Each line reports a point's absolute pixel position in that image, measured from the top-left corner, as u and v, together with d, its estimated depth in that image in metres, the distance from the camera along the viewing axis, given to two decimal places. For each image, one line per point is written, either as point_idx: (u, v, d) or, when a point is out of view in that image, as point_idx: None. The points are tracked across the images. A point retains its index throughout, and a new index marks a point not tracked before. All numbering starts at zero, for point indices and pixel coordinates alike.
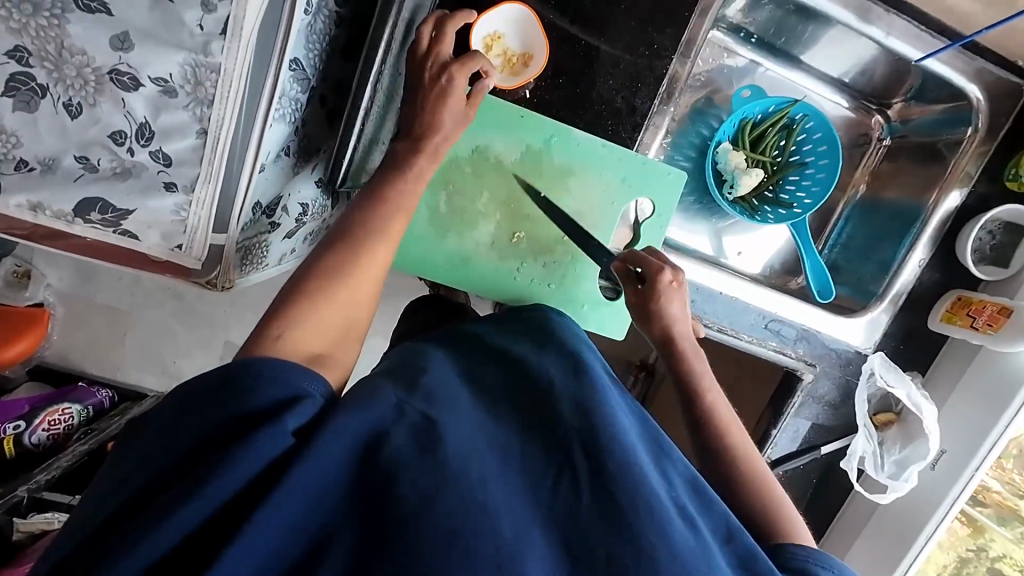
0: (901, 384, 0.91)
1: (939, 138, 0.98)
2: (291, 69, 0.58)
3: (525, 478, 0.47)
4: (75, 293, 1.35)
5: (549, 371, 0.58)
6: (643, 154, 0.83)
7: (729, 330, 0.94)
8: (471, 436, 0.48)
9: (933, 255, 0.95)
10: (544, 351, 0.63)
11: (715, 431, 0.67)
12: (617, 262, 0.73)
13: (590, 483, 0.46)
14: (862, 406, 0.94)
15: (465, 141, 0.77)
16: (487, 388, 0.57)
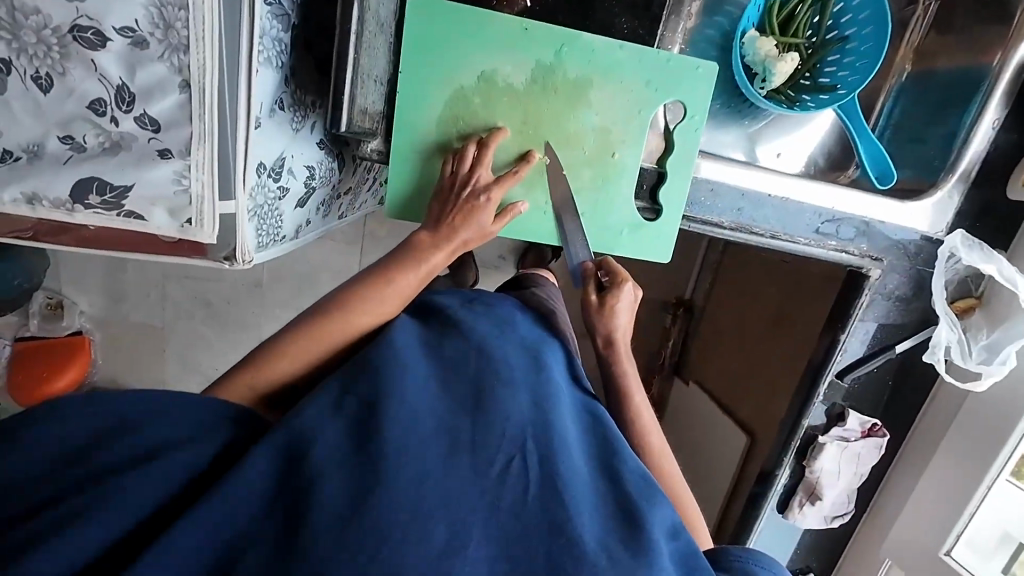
0: (988, 260, 0.82)
1: None
2: (266, 3, 0.51)
3: (472, 466, 0.44)
4: (107, 315, 1.35)
5: (510, 360, 0.57)
6: (666, 51, 0.75)
7: (783, 235, 0.86)
8: (419, 427, 0.46)
9: (1007, 114, 0.84)
10: (505, 336, 0.61)
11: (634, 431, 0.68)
12: (588, 262, 0.72)
13: (537, 475, 0.45)
14: (942, 293, 0.86)
15: (469, 69, 0.70)
16: (454, 372, 0.54)
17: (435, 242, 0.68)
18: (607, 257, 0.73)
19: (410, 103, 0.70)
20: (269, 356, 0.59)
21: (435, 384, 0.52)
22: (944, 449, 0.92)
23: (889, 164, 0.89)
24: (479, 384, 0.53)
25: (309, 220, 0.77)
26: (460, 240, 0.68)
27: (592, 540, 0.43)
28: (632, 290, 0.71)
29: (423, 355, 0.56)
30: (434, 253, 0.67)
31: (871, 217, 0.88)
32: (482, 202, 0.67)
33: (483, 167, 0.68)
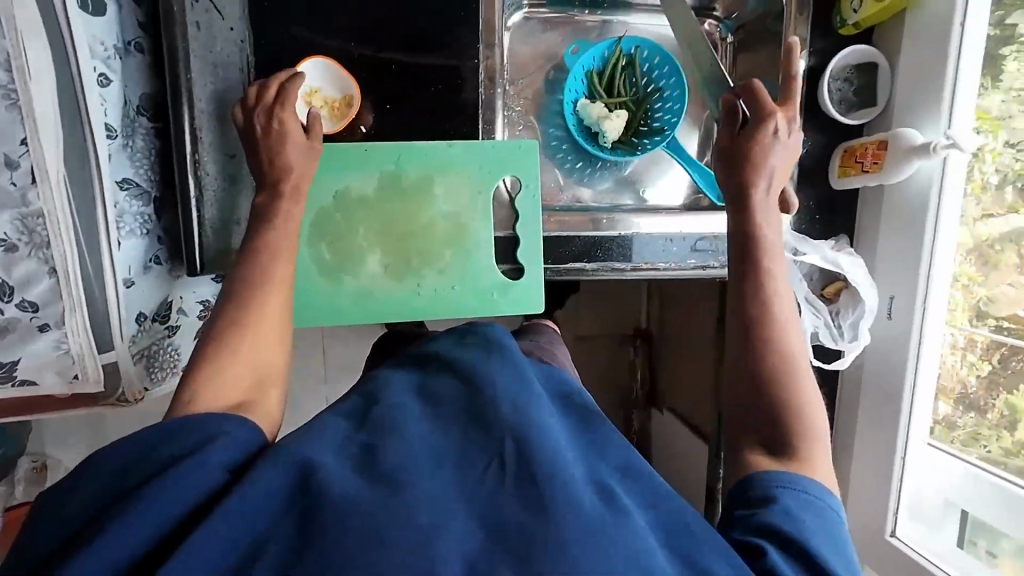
0: (813, 249, 0.90)
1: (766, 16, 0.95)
2: (122, 189, 0.65)
3: (458, 472, 0.47)
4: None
5: (494, 379, 0.56)
6: (492, 139, 0.87)
7: (643, 264, 0.91)
8: (411, 448, 0.48)
9: (808, 122, 0.95)
10: (490, 362, 0.59)
11: (778, 329, 0.66)
12: (729, 95, 0.82)
13: (518, 463, 0.47)
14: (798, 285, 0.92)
15: (325, 190, 0.82)
16: (455, 399, 0.55)
17: (275, 198, 0.70)
18: (750, 83, 0.80)
19: None
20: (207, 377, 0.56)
21: (428, 412, 0.54)
22: (863, 431, 0.94)
23: (723, 185, 1.00)
24: (475, 404, 0.53)
25: None
26: (290, 184, 0.71)
27: (577, 514, 0.43)
28: (780, 115, 0.78)
29: (415, 394, 0.56)
30: (280, 217, 0.69)
31: (718, 231, 0.95)
32: (279, 125, 0.70)
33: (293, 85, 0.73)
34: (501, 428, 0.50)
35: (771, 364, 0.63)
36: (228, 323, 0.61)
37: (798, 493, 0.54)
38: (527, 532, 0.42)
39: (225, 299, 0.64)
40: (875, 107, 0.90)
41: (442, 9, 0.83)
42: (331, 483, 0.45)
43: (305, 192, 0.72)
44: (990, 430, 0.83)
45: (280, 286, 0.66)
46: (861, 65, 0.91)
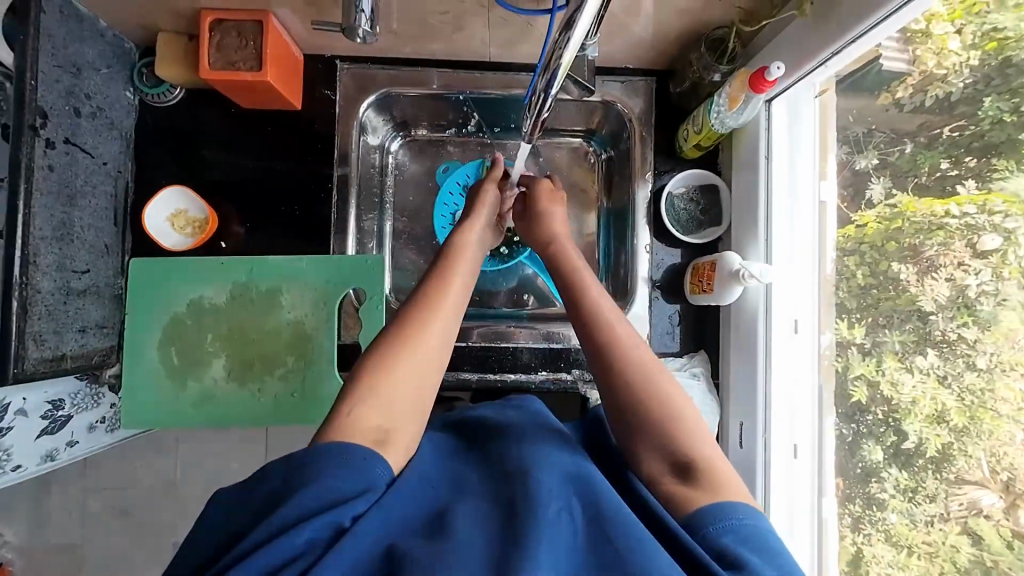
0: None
1: (624, 140, 1.00)
2: None
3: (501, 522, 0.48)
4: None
5: (544, 446, 0.59)
6: (342, 253, 0.93)
7: (492, 374, 0.94)
8: (478, 506, 0.50)
9: (660, 236, 0.96)
10: (535, 428, 0.63)
11: (625, 395, 0.60)
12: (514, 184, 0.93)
13: (583, 509, 0.49)
14: None
15: (179, 300, 0.89)
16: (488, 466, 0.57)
17: (459, 230, 0.81)
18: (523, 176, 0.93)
19: (137, 331, 0.89)
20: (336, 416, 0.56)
21: (472, 473, 0.57)
22: None
23: None
24: (500, 471, 0.55)
25: (71, 441, 0.91)
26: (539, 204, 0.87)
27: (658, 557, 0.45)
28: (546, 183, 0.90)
29: (447, 459, 0.59)
30: (456, 255, 0.76)
31: (569, 341, 0.95)
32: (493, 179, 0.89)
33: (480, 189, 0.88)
34: (546, 493, 0.50)
35: (637, 428, 0.58)
36: (400, 339, 0.62)
37: (724, 527, 0.49)
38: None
39: (414, 307, 0.66)
40: (720, 225, 0.92)
41: (303, 143, 0.96)
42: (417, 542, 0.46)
43: (458, 241, 0.79)
44: (1008, 561, 0.62)
45: (455, 306, 0.68)
46: (701, 187, 0.95)
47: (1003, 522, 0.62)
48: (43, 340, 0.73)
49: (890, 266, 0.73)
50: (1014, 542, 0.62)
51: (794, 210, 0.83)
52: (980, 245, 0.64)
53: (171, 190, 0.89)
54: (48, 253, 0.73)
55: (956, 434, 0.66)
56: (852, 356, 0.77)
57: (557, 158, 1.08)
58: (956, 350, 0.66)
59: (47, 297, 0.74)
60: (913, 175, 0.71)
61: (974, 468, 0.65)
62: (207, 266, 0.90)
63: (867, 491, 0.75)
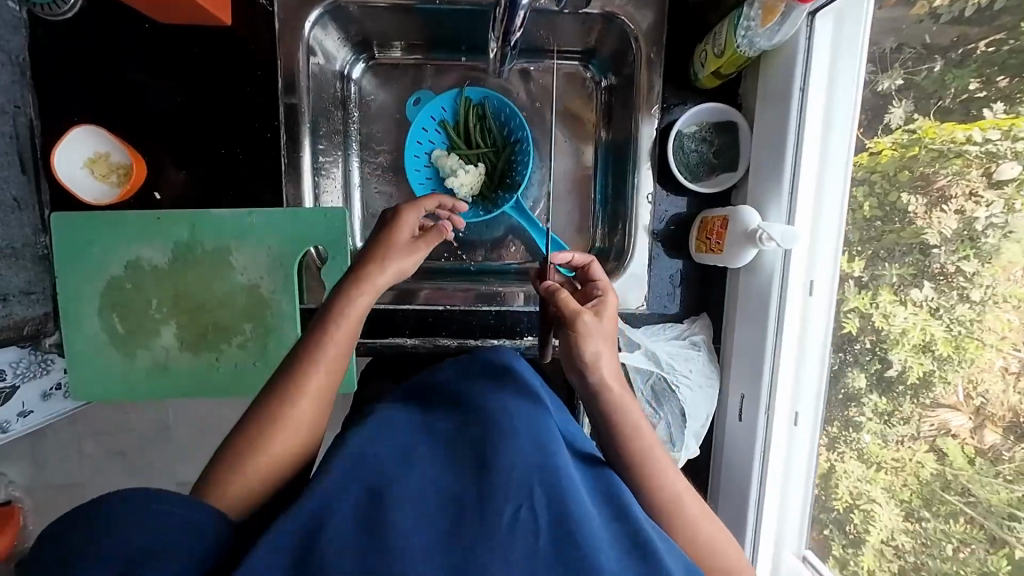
0: (637, 350, 0.80)
1: (626, 63, 0.83)
2: None
3: (450, 521, 0.40)
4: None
5: (502, 417, 0.49)
6: (297, 205, 0.80)
7: (472, 339, 0.85)
8: (422, 489, 0.42)
9: (664, 182, 0.84)
10: (499, 395, 0.52)
11: (610, 434, 0.55)
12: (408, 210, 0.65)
13: (544, 509, 0.41)
14: (637, 379, 0.80)
15: (115, 261, 0.79)
16: (445, 435, 0.49)
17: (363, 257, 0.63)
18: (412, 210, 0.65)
19: (73, 297, 0.79)
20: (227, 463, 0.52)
21: (416, 442, 0.47)
22: None
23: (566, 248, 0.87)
24: (456, 452, 0.46)
25: (23, 410, 0.85)
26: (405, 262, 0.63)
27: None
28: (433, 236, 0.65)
29: (386, 431, 0.49)
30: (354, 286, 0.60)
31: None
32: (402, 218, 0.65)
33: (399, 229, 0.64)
34: (503, 490, 0.42)
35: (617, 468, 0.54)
36: (285, 391, 0.55)
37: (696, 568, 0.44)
38: None
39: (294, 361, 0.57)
40: (736, 172, 0.79)
41: (239, 69, 0.79)
42: (338, 545, 0.38)
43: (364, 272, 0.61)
44: (968, 476, 0.59)
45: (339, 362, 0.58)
46: (716, 123, 0.80)
47: (967, 441, 0.58)
48: None
49: (898, 198, 0.64)
50: (977, 460, 0.58)
51: (824, 153, 0.68)
52: (997, 174, 0.55)
53: (84, 130, 0.76)
54: None
55: (938, 363, 0.60)
56: (847, 289, 0.69)
57: (546, 85, 0.91)
58: (954, 284, 0.59)
59: None
60: (937, 97, 0.60)
61: (949, 393, 0.60)
62: (141, 222, 0.78)
63: (845, 414, 0.70)
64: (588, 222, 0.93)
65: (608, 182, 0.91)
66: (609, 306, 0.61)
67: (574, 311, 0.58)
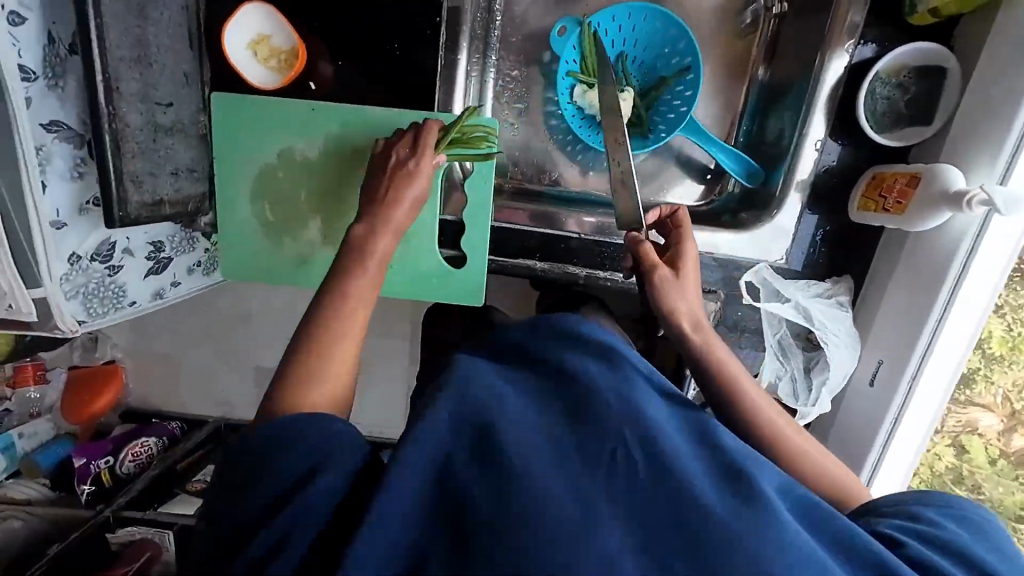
0: (779, 299, 0.79)
1: None
2: (49, 134, 0.65)
3: (580, 470, 0.45)
4: (135, 348, 1.60)
5: (586, 371, 0.53)
6: (447, 111, 0.78)
7: (602, 272, 0.85)
8: (528, 435, 0.46)
9: (838, 129, 0.77)
10: (575, 353, 0.56)
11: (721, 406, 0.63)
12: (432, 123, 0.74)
13: (647, 462, 0.45)
14: (768, 333, 0.81)
15: (268, 149, 0.79)
16: (537, 388, 0.52)
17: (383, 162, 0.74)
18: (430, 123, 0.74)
19: (225, 182, 0.81)
20: (355, 254, 0.68)
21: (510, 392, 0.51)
22: None
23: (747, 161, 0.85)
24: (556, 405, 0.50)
25: (174, 282, 0.92)
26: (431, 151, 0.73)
27: (718, 524, 0.42)
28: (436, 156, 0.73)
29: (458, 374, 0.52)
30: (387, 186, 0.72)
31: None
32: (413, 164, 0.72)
33: (431, 133, 0.73)
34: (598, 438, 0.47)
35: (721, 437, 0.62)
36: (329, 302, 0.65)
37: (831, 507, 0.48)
38: (676, 523, 0.42)
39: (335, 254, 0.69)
40: (929, 126, 0.72)
41: None
42: (469, 476, 0.44)
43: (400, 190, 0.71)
44: (983, 472, 0.76)
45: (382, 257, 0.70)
46: (919, 68, 0.71)
47: (992, 440, 0.75)
48: (134, 178, 0.67)
49: None
50: (996, 459, 0.75)
51: None
52: None
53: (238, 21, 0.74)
54: (123, 84, 0.64)
55: (988, 361, 0.71)
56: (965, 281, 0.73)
57: None
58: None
59: (132, 129, 0.66)
60: None
61: (986, 392, 0.73)
62: (296, 112, 0.78)
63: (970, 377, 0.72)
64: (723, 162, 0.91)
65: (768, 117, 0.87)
66: (686, 256, 0.70)
67: (653, 262, 0.67)
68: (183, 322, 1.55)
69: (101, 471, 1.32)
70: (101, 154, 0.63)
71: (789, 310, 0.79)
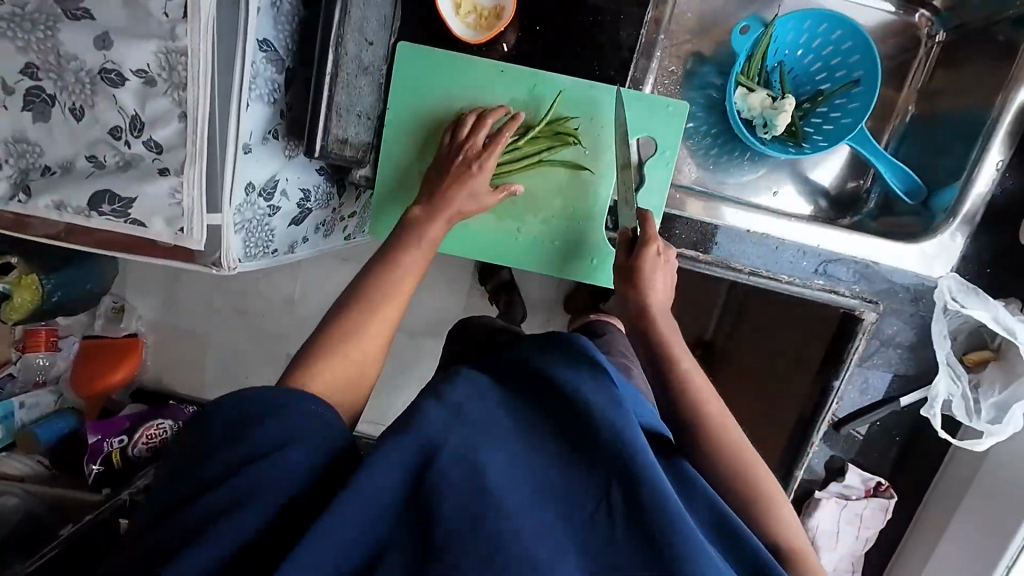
0: (983, 306, 0.78)
1: (1006, 12, 0.80)
2: (262, 50, 0.61)
3: (560, 511, 0.43)
4: (160, 319, 1.43)
5: (598, 405, 0.49)
6: (638, 89, 0.78)
7: (765, 272, 0.85)
8: (505, 471, 0.44)
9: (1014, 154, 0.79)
10: (584, 376, 0.52)
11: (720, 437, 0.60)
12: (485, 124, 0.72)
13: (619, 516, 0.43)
14: (942, 344, 0.80)
15: (451, 106, 0.76)
16: (537, 414, 0.50)
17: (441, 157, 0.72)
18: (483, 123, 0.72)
19: (397, 135, 0.77)
20: (409, 238, 0.68)
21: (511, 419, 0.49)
22: (961, 514, 0.83)
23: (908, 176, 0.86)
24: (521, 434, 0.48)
25: (306, 239, 0.83)
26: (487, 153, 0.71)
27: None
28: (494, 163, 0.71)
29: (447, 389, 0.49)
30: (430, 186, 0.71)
31: (751, 229, 0.84)
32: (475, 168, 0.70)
33: (479, 133, 0.72)
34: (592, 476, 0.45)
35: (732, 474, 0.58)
36: (355, 291, 0.63)
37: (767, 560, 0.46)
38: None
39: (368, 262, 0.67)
40: None
41: None
42: (438, 494, 0.42)
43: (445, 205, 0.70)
44: None
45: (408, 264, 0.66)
46: None
47: None
48: (338, 108, 0.63)
49: None
50: None
51: None
52: None
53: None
54: (353, 9, 0.62)
55: None
56: None
57: None
58: None
59: (346, 57, 0.63)
60: None
61: None
62: (487, 72, 0.76)
63: None
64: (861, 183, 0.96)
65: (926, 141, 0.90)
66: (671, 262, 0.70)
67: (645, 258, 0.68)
68: (216, 297, 1.39)
69: (113, 450, 1.25)
70: (320, 77, 0.61)
71: (982, 318, 0.77)
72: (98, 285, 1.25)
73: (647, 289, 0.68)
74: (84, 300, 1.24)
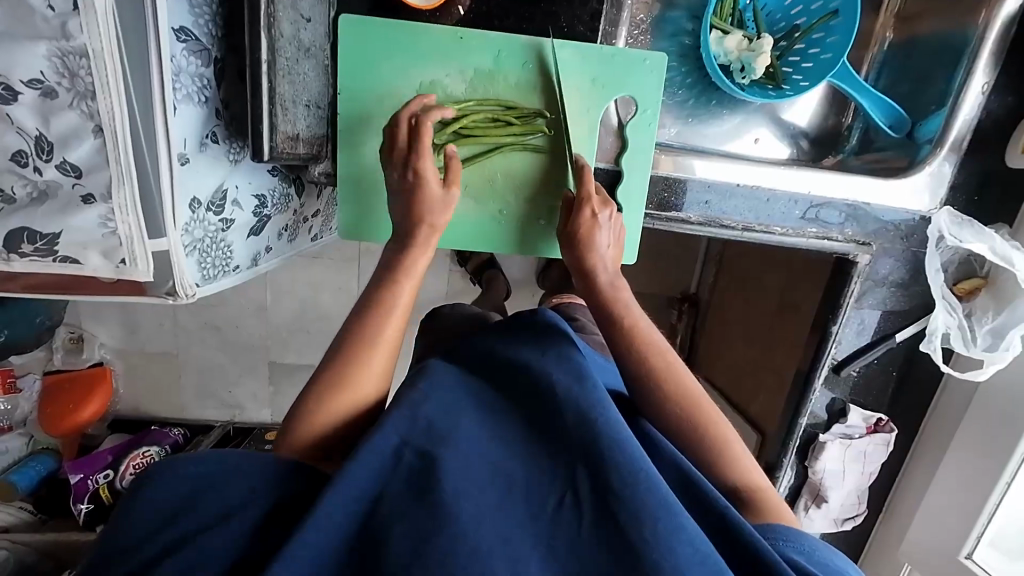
0: (979, 238, 0.78)
1: None
2: (180, 41, 0.52)
3: (526, 508, 0.46)
4: (125, 347, 1.32)
5: (559, 380, 0.54)
6: (609, 44, 0.71)
7: (757, 226, 0.82)
8: (473, 471, 0.47)
9: (998, 75, 0.77)
10: (552, 360, 0.57)
11: (676, 401, 0.57)
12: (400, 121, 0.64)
13: (590, 503, 0.45)
14: (938, 277, 0.80)
15: (408, 82, 0.69)
16: (505, 409, 0.54)
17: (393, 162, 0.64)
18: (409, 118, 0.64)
19: (353, 121, 0.69)
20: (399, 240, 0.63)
21: (483, 422, 0.52)
22: (959, 438, 0.86)
23: (892, 107, 0.83)
24: (497, 425, 0.52)
25: (270, 247, 0.75)
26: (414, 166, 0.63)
27: (677, 547, 0.42)
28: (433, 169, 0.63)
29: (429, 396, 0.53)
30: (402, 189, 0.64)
31: (744, 182, 0.81)
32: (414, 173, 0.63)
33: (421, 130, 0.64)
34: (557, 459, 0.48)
35: (690, 431, 0.56)
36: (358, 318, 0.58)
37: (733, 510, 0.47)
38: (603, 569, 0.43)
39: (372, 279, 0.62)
40: None
41: None
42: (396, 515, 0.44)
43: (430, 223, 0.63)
44: None
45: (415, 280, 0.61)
46: None
47: None
48: (280, 98, 0.55)
49: None
50: None
51: None
52: None
53: None
54: None
55: None
56: None
57: None
58: None
59: (280, 34, 0.54)
60: None
61: None
62: (444, 40, 0.68)
63: None
64: (843, 117, 0.93)
65: (908, 70, 0.87)
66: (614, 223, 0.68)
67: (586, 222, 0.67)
68: (181, 313, 1.28)
69: (99, 486, 1.20)
70: (254, 65, 0.52)
71: (979, 249, 0.77)
72: (49, 318, 1.14)
73: (590, 262, 0.66)
74: (35, 337, 1.14)
